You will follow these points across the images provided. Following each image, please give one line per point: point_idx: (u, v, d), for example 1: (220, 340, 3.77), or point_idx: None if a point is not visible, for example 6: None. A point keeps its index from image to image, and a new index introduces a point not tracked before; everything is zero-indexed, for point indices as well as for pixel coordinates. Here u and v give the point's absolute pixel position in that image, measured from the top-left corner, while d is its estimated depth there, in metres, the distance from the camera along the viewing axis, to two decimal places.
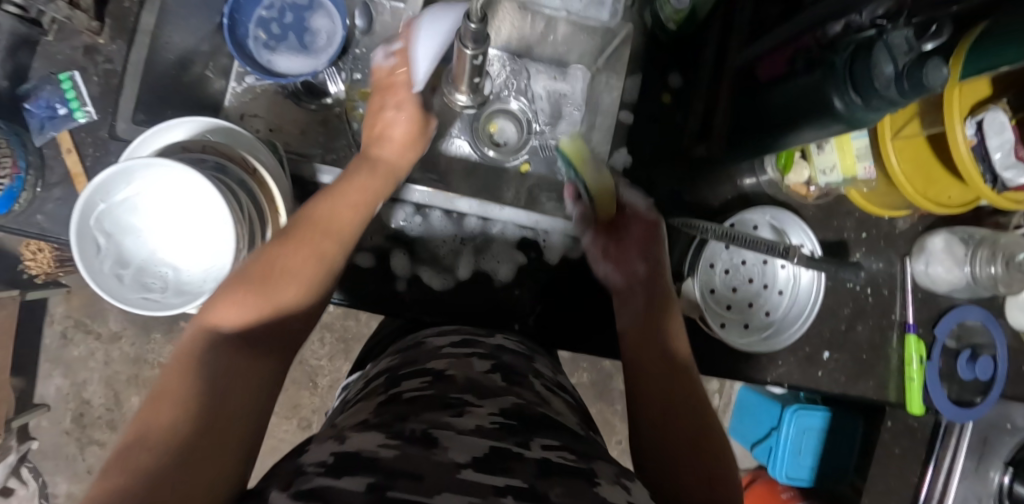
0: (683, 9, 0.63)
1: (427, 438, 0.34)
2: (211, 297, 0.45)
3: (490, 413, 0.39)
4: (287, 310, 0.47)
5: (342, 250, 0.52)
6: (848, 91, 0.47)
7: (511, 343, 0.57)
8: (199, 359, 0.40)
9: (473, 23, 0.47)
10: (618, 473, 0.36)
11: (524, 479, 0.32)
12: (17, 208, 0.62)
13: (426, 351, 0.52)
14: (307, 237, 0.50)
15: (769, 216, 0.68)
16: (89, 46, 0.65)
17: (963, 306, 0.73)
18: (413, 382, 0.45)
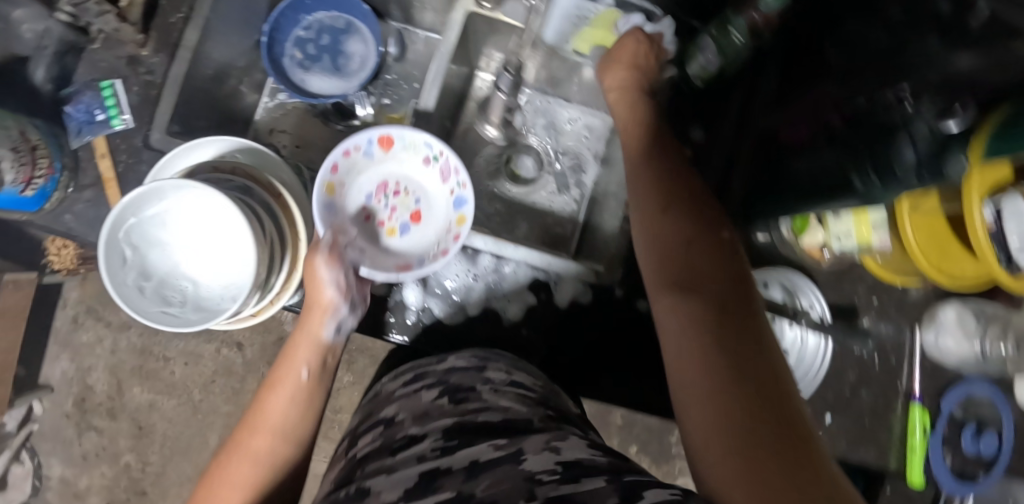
0: (714, 70, 0.65)
1: (361, 492, 0.38)
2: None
3: (433, 441, 0.41)
4: None
5: (289, 441, 0.47)
6: (869, 172, 0.48)
7: (463, 360, 0.55)
8: None
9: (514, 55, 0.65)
10: (549, 440, 0.39)
11: (453, 488, 0.34)
12: (47, 206, 0.64)
13: (382, 397, 0.53)
14: (242, 439, 0.46)
15: (781, 277, 0.69)
16: (133, 57, 0.67)
17: (969, 379, 0.74)
18: (367, 438, 0.46)
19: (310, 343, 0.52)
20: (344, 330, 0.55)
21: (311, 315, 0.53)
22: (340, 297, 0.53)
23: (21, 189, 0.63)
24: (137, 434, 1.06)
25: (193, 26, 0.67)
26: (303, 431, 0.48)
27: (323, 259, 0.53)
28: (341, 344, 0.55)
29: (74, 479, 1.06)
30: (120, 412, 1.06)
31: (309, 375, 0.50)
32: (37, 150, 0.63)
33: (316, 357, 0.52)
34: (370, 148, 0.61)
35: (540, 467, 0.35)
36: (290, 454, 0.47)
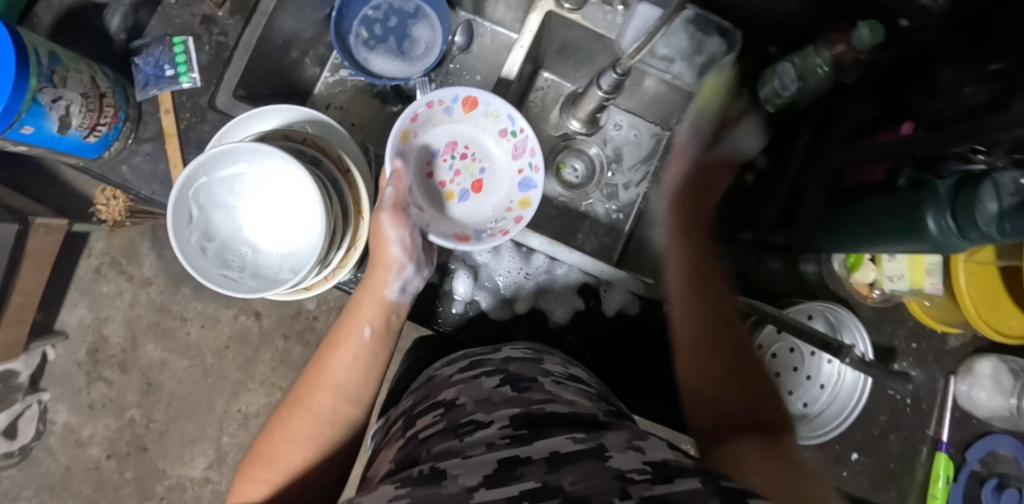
0: (788, 98, 0.63)
1: (439, 471, 0.36)
2: (236, 480, 0.44)
3: (500, 428, 0.40)
4: (300, 478, 0.43)
5: (353, 397, 0.47)
6: (945, 214, 0.47)
7: (518, 352, 0.57)
8: None
9: (617, 73, 0.61)
10: (631, 438, 0.39)
11: (538, 479, 0.33)
12: (106, 155, 0.64)
13: (438, 382, 0.53)
14: (302, 393, 0.46)
15: (826, 310, 0.68)
16: (207, 16, 0.67)
17: (997, 434, 0.76)
18: (426, 418, 0.46)
19: (374, 301, 0.51)
20: (410, 290, 0.54)
21: (378, 272, 0.53)
22: (408, 256, 0.54)
23: (85, 136, 0.60)
24: (145, 390, 1.05)
25: None
26: (365, 394, 0.48)
27: (389, 216, 0.53)
28: (407, 304, 0.54)
29: (78, 427, 1.04)
30: (131, 367, 1.05)
31: (371, 333, 0.49)
32: (105, 97, 0.60)
33: (380, 315, 0.51)
34: (452, 106, 0.63)
35: (628, 466, 0.34)
36: (353, 417, 0.46)
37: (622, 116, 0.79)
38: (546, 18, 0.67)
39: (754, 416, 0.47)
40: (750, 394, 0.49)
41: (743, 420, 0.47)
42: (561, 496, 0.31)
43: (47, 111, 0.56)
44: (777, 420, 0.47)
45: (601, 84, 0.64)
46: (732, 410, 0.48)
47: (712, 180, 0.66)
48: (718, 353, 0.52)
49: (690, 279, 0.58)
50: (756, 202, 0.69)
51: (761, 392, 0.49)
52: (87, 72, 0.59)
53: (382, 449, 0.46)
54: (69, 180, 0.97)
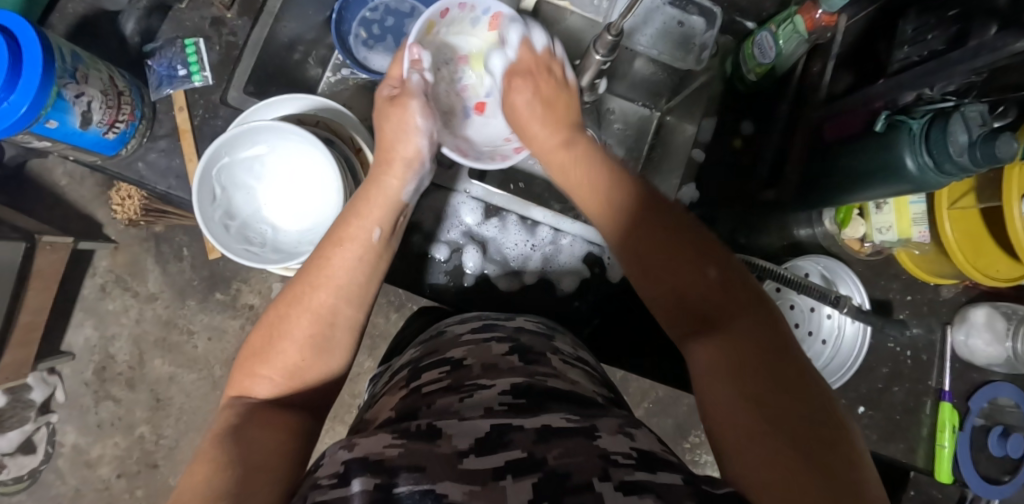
0: (767, 65, 0.68)
1: (432, 431, 0.38)
2: (235, 369, 0.45)
3: (499, 394, 0.42)
4: (304, 373, 0.45)
5: (352, 302, 0.48)
6: (922, 152, 0.52)
7: (532, 324, 0.59)
8: (226, 427, 0.39)
9: (611, 35, 0.57)
10: (622, 424, 0.40)
11: (523, 448, 0.35)
12: (123, 152, 0.67)
13: (448, 339, 0.56)
14: (302, 289, 0.47)
15: (821, 265, 0.71)
16: (217, 19, 0.71)
17: (997, 382, 0.75)
18: (432, 373, 0.48)
19: (386, 202, 0.53)
20: (417, 193, 0.57)
21: (393, 169, 0.55)
22: (426, 152, 0.57)
23: (105, 131, 0.63)
24: (154, 406, 1.02)
25: None
26: (366, 294, 0.49)
27: (416, 106, 0.56)
28: (408, 208, 0.56)
29: (87, 447, 1.02)
30: (139, 383, 1.02)
31: (379, 236, 0.51)
32: (123, 96, 0.64)
33: (388, 217, 0.53)
34: (479, 17, 0.62)
35: (615, 448, 0.36)
36: (356, 319, 0.48)
37: (616, 103, 0.79)
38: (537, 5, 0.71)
39: (727, 302, 0.42)
40: (692, 288, 0.43)
41: (703, 307, 0.42)
42: (543, 470, 0.33)
43: (71, 106, 0.59)
44: (731, 298, 0.42)
45: (595, 46, 0.60)
46: (703, 306, 0.42)
47: (565, 97, 0.58)
48: (644, 247, 0.45)
49: (569, 154, 0.54)
50: (743, 169, 0.77)
51: (706, 263, 0.44)
52: (106, 72, 0.63)
53: (385, 396, 0.49)
54: (72, 200, 0.99)
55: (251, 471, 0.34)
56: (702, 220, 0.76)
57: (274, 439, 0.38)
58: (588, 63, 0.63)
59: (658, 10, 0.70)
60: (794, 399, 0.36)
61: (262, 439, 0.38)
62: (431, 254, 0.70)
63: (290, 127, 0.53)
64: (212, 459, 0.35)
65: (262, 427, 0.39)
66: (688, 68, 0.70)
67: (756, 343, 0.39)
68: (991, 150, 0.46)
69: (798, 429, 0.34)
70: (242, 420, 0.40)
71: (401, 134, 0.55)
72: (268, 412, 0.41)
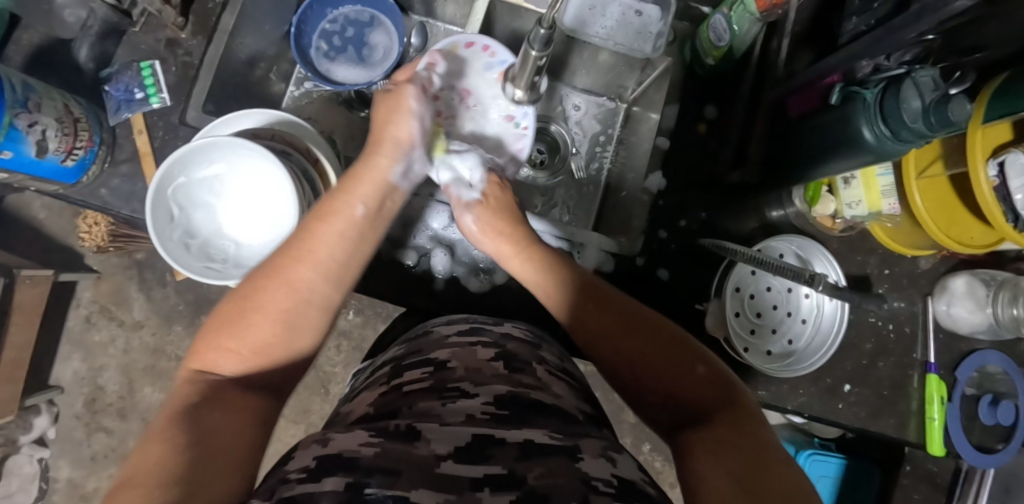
0: (723, 47, 0.69)
1: (410, 431, 0.36)
2: (197, 341, 0.43)
3: (482, 404, 0.41)
4: (268, 350, 0.44)
5: (330, 280, 0.48)
6: (878, 122, 0.52)
7: (519, 332, 0.58)
8: (181, 406, 0.38)
9: (542, 28, 0.48)
10: (606, 447, 0.39)
11: (504, 465, 0.33)
12: (84, 180, 0.67)
13: (433, 340, 0.54)
14: (279, 264, 0.46)
15: (795, 245, 0.71)
16: (171, 39, 0.71)
17: (984, 351, 0.74)
18: (415, 372, 0.48)
19: (376, 181, 0.54)
20: (409, 177, 0.57)
21: (384, 150, 0.56)
22: (417, 140, 0.57)
23: (62, 159, 0.63)
24: None
25: (229, 10, 0.70)
26: (346, 272, 0.49)
27: (413, 95, 0.58)
28: (401, 193, 0.56)
29: (83, 481, 1.01)
30: (131, 413, 1.01)
31: (364, 212, 0.52)
32: (79, 122, 0.64)
33: (375, 195, 0.54)
34: (494, 64, 0.68)
35: (598, 473, 0.34)
36: (330, 298, 0.48)
37: (581, 98, 0.80)
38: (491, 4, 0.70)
39: (708, 397, 0.42)
40: (671, 374, 0.44)
41: (689, 401, 0.42)
42: (523, 488, 0.32)
43: (25, 135, 0.58)
44: (713, 394, 0.42)
45: (517, 75, 0.60)
46: (686, 400, 0.42)
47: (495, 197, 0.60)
48: (625, 338, 0.47)
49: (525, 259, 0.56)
50: (707, 153, 0.77)
51: (693, 359, 0.44)
52: (61, 99, 0.62)
53: (365, 392, 0.49)
54: (52, 233, 0.98)
55: (219, 456, 0.34)
56: (670, 208, 0.75)
57: (242, 425, 0.38)
58: (525, 58, 0.54)
59: (614, 2, 0.69)
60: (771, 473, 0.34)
61: (228, 419, 0.37)
62: (399, 259, 0.70)
63: (241, 141, 0.53)
64: (170, 440, 0.34)
65: (224, 410, 0.38)
66: (645, 55, 0.69)
67: (740, 433, 0.38)
68: (945, 115, 0.46)
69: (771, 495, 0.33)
70: (205, 399, 0.39)
71: (396, 119, 0.57)
72: (226, 392, 0.40)
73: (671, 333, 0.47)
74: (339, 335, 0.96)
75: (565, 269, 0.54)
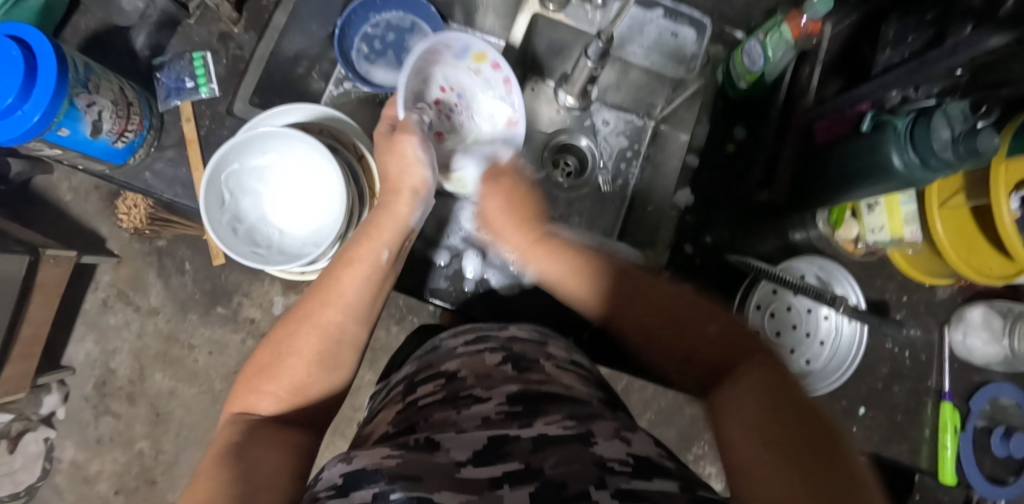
0: (756, 72, 0.71)
1: (432, 443, 0.38)
2: (237, 383, 0.44)
3: (497, 405, 0.42)
4: (312, 392, 0.44)
5: (360, 326, 0.47)
6: (908, 150, 0.54)
7: (524, 332, 0.57)
8: (231, 442, 0.39)
9: (601, 43, 0.62)
10: (618, 429, 0.39)
11: (521, 460, 0.34)
12: (131, 162, 0.69)
13: (442, 353, 0.55)
14: (310, 311, 0.45)
15: (817, 267, 0.73)
16: (224, 33, 0.73)
17: (999, 382, 0.76)
18: (428, 386, 0.48)
19: (395, 226, 0.52)
20: (422, 219, 0.55)
21: (401, 198, 0.53)
22: (428, 184, 0.54)
23: (113, 141, 0.65)
24: (154, 421, 1.02)
25: (281, 8, 0.72)
26: (370, 314, 0.48)
27: (416, 138, 0.53)
28: (415, 234, 0.55)
29: (86, 463, 1.01)
30: (139, 398, 1.02)
31: (387, 259, 0.50)
32: (132, 106, 0.66)
33: (394, 240, 0.52)
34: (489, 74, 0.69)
35: (611, 455, 0.35)
36: (359, 337, 0.47)
37: (610, 113, 0.83)
38: (533, 18, 0.72)
39: (727, 351, 0.42)
40: (685, 339, 0.44)
41: (705, 359, 0.42)
42: (540, 479, 0.32)
43: (83, 115, 0.60)
44: (734, 346, 0.42)
45: (587, 53, 0.65)
46: (708, 360, 0.42)
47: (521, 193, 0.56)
48: (650, 309, 0.46)
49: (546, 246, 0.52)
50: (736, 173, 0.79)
51: (705, 319, 0.44)
52: (117, 83, 0.65)
53: (384, 410, 0.49)
54: (77, 216, 1.00)
55: (266, 486, 0.35)
56: (697, 224, 0.76)
57: (289, 458, 0.38)
58: (582, 71, 0.69)
59: (652, 22, 0.72)
60: (810, 423, 0.35)
61: (275, 455, 0.38)
62: (432, 259, 0.71)
63: (295, 132, 0.55)
64: (228, 471, 0.35)
65: (273, 444, 0.39)
66: (680, 76, 0.72)
67: (761, 382, 0.38)
68: (974, 146, 0.48)
69: (814, 449, 0.33)
70: (252, 439, 0.39)
71: (404, 164, 0.52)
72: (273, 428, 0.41)
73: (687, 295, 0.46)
74: None
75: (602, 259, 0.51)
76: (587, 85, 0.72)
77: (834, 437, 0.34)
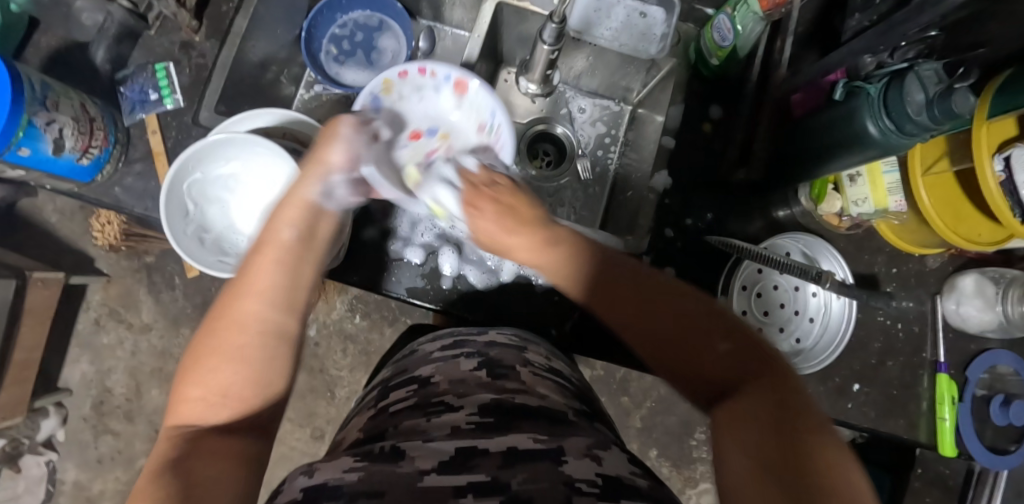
0: (728, 47, 0.70)
1: (397, 451, 0.36)
2: (171, 396, 0.39)
3: (468, 415, 0.40)
4: (250, 397, 0.39)
5: (286, 317, 0.42)
6: (882, 118, 0.53)
7: (504, 337, 0.56)
8: (165, 460, 0.34)
9: (555, 22, 0.59)
10: (591, 446, 0.37)
11: (488, 472, 0.33)
12: (99, 179, 0.69)
13: (418, 358, 0.54)
14: (222, 309, 0.41)
15: (801, 243, 0.71)
16: (186, 42, 0.72)
17: (994, 350, 0.74)
18: (399, 392, 0.47)
19: (304, 205, 0.47)
20: (336, 200, 0.51)
21: (308, 175, 0.49)
22: (345, 165, 0.51)
23: (78, 158, 0.64)
24: (153, 437, 1.01)
25: (242, 14, 0.72)
26: (295, 300, 0.43)
27: (348, 122, 0.53)
28: (332, 214, 0.49)
29: (89, 483, 1.01)
30: (137, 415, 1.02)
31: (298, 236, 0.46)
32: (95, 122, 0.65)
33: (306, 218, 0.47)
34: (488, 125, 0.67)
35: (580, 474, 0.33)
36: (288, 326, 0.42)
37: (585, 101, 0.81)
38: (498, 8, 0.71)
39: (738, 369, 0.38)
40: (698, 354, 0.39)
41: (715, 380, 0.38)
42: (506, 494, 0.31)
43: (43, 133, 0.60)
44: (744, 365, 0.38)
45: (543, 36, 0.62)
46: (717, 377, 0.38)
47: (525, 198, 0.52)
48: (648, 322, 0.42)
49: (555, 254, 0.48)
50: (715, 153, 0.78)
51: (717, 335, 0.39)
52: (77, 99, 0.64)
53: (355, 418, 0.48)
54: (64, 236, 1.00)
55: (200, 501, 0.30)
56: (676, 206, 0.77)
57: (229, 470, 0.34)
58: (539, 54, 0.66)
59: (618, 4, 0.70)
60: (799, 433, 0.32)
61: (211, 466, 0.33)
62: (406, 258, 0.70)
63: (254, 136, 0.54)
64: (159, 491, 0.31)
65: (210, 456, 0.34)
66: (650, 56, 0.70)
67: (766, 403, 0.34)
68: (948, 107, 0.47)
69: (802, 468, 0.30)
70: (188, 450, 0.35)
71: (327, 144, 0.50)
72: (211, 435, 0.36)
73: (702, 304, 0.41)
74: (346, 338, 0.95)
75: (594, 253, 0.48)
76: (548, 71, 0.71)
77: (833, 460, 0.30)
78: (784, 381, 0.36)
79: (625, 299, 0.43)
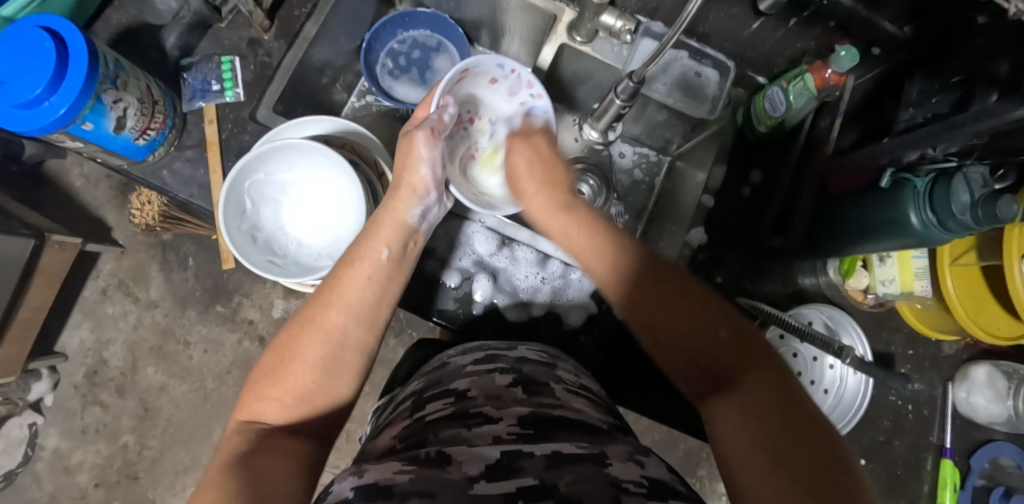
0: (777, 118, 0.72)
1: (443, 456, 0.37)
2: (243, 393, 0.43)
3: (508, 425, 0.41)
4: (323, 404, 0.43)
5: (369, 333, 0.47)
6: (927, 209, 0.55)
7: (534, 354, 0.56)
8: (240, 450, 0.37)
9: (633, 82, 0.60)
10: (632, 452, 0.39)
11: (535, 475, 0.34)
12: (150, 159, 0.70)
13: (451, 370, 0.54)
14: (309, 317, 0.45)
15: (825, 314, 0.73)
16: (253, 39, 0.74)
17: (998, 441, 0.75)
18: (437, 403, 0.47)
19: (395, 225, 0.52)
20: (426, 219, 0.56)
21: (401, 195, 0.54)
22: (431, 184, 0.55)
23: (135, 138, 0.66)
24: (142, 415, 0.98)
25: (313, 20, 0.72)
26: (376, 315, 0.47)
27: (424, 138, 0.54)
28: (422, 232, 0.55)
29: (69, 453, 0.98)
30: (129, 390, 0.99)
31: (389, 256, 0.50)
32: (157, 105, 0.67)
33: (397, 239, 0.52)
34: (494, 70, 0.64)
35: (626, 476, 0.35)
36: (367, 341, 0.46)
37: (627, 147, 0.83)
38: (559, 50, 0.74)
39: (735, 360, 0.41)
40: (695, 339, 0.43)
41: (712, 360, 0.42)
42: (556, 495, 0.32)
43: (108, 110, 0.61)
44: (738, 354, 0.41)
45: (616, 91, 0.63)
46: (710, 365, 0.42)
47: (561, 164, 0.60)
48: (657, 306, 0.45)
49: (569, 217, 0.54)
50: (753, 215, 0.79)
51: (716, 324, 0.43)
52: (144, 81, 0.65)
53: (390, 426, 0.48)
54: (86, 202, 0.98)
55: (266, 496, 0.33)
56: (708, 264, 0.78)
57: (287, 465, 0.37)
58: (607, 107, 0.66)
59: (677, 61, 0.73)
60: (810, 429, 0.36)
61: (272, 462, 0.37)
62: (443, 280, 0.72)
63: (318, 145, 0.57)
64: (222, 479, 0.34)
65: (275, 455, 0.38)
66: (701, 116, 0.72)
67: (766, 391, 0.39)
68: (992, 210, 0.49)
69: (815, 465, 0.34)
70: (254, 447, 0.38)
71: (407, 165, 0.54)
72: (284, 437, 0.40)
73: (700, 293, 0.45)
74: None
75: (626, 238, 0.50)
76: (612, 123, 0.69)
77: (818, 421, 0.37)
78: (772, 372, 0.40)
79: (627, 277, 0.47)
